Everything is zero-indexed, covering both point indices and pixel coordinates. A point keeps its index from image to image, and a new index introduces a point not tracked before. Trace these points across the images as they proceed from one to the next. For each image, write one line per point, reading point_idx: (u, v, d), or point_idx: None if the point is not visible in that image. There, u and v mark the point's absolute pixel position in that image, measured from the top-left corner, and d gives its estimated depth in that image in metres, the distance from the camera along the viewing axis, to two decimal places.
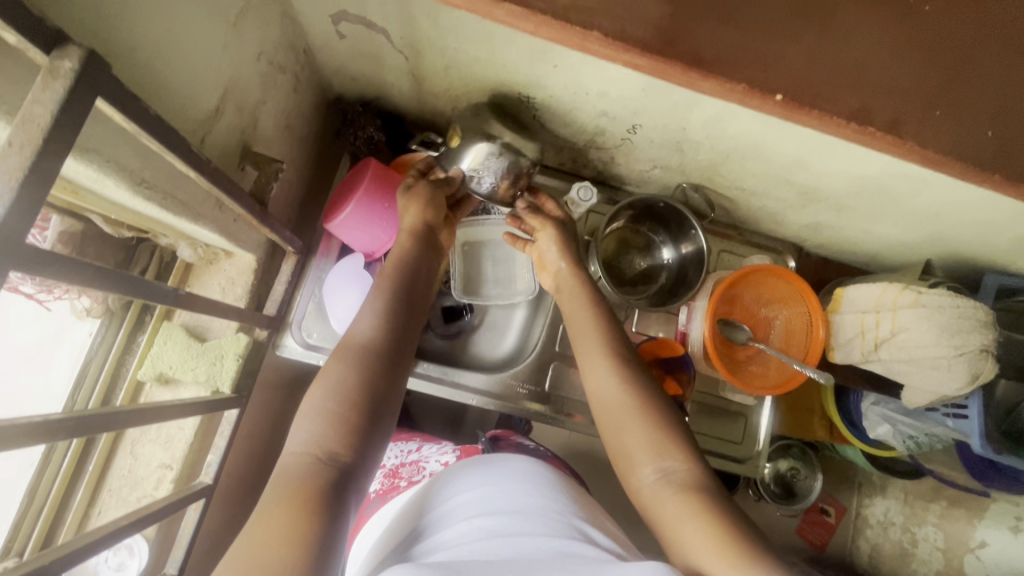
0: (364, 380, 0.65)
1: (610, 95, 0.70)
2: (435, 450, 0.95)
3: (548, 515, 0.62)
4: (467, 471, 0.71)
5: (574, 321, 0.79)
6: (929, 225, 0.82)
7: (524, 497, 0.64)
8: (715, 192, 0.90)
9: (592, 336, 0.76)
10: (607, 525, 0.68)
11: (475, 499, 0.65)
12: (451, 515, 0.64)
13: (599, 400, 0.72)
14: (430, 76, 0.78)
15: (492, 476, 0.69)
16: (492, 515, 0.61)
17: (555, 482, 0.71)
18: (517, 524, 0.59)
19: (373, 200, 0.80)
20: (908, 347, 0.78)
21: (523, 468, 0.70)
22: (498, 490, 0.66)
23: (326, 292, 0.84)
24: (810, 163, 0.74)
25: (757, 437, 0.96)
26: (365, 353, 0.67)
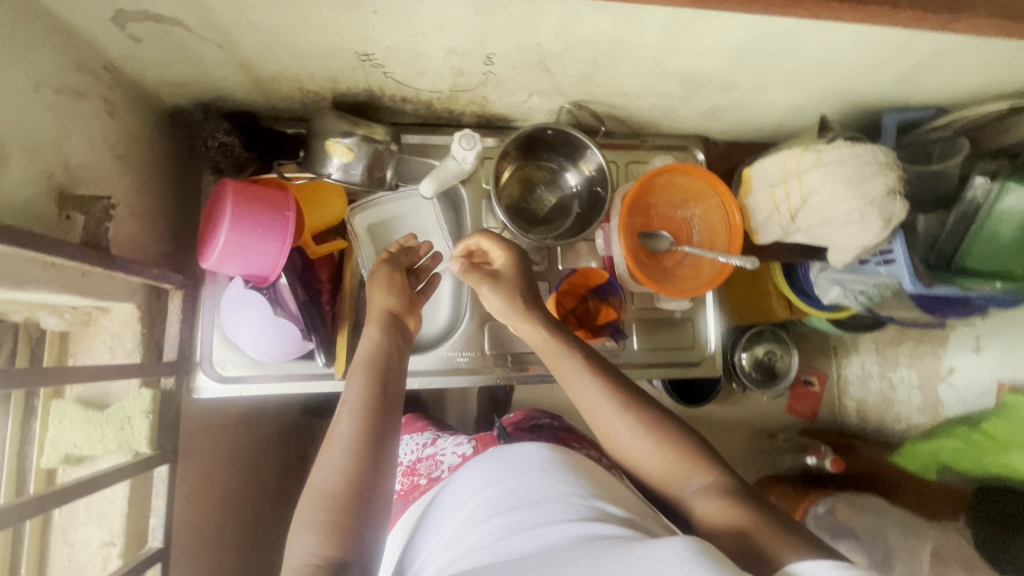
0: (351, 472, 0.58)
1: (447, 29, 0.64)
2: (449, 441, 0.93)
3: (566, 497, 0.59)
4: (484, 471, 0.67)
5: (558, 371, 0.72)
6: (816, 80, 0.79)
7: (541, 481, 0.61)
8: (602, 105, 0.86)
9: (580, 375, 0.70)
10: (620, 493, 0.65)
11: (492, 495, 0.62)
12: (468, 521, 0.61)
13: (603, 430, 0.69)
14: (257, 60, 0.70)
15: (506, 465, 0.65)
16: (510, 511, 0.58)
17: (572, 460, 0.67)
18: (535, 515, 0.56)
19: (246, 221, 0.72)
20: (821, 209, 0.77)
21: (538, 451, 0.66)
22: (515, 484, 0.62)
23: (224, 319, 0.78)
24: (677, 47, 0.70)
25: (708, 337, 0.96)
26: (352, 437, 0.61)
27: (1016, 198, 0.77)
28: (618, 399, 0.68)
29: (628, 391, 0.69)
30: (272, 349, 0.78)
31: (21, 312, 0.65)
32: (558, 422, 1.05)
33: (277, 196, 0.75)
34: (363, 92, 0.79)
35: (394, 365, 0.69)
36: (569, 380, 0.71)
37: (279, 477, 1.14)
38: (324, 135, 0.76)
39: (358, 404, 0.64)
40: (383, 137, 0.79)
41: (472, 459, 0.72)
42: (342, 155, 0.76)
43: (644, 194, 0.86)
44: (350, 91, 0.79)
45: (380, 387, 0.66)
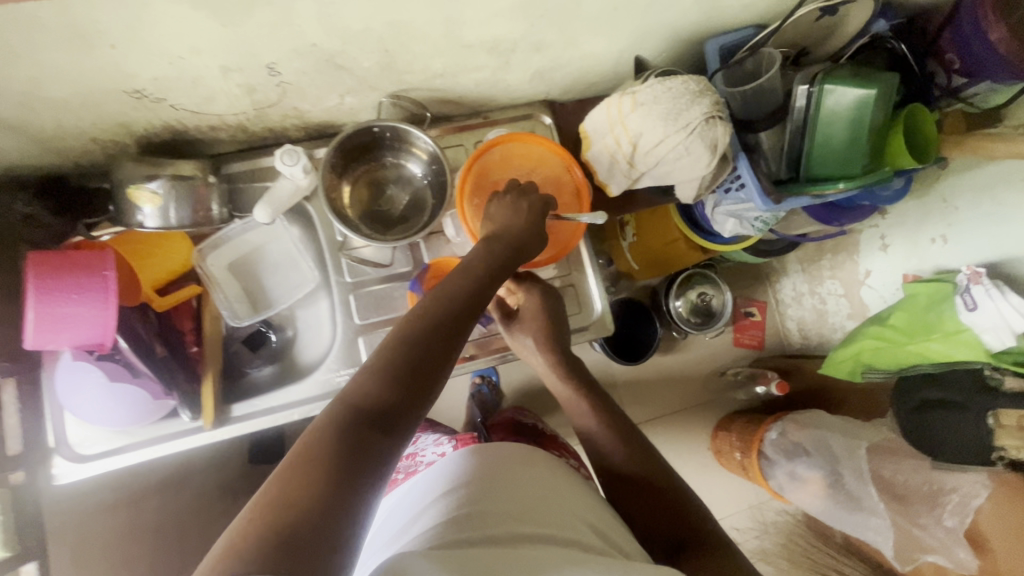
0: (369, 383, 0.51)
1: (204, 48, 0.61)
2: (431, 441, 0.94)
3: (540, 503, 0.64)
4: (465, 466, 0.69)
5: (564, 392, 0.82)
6: (623, 21, 0.78)
7: (519, 486, 0.65)
8: (424, 91, 0.83)
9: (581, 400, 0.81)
10: (578, 496, 0.70)
11: (468, 490, 0.65)
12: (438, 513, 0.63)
13: (588, 442, 0.81)
14: (23, 121, 0.66)
15: (488, 467, 0.68)
16: (492, 507, 0.61)
17: (542, 470, 0.72)
18: (511, 511, 0.61)
19: (58, 293, 0.68)
20: (653, 149, 0.76)
21: (516, 462, 0.71)
22: (495, 481, 0.66)
23: (64, 394, 0.74)
24: (461, 18, 0.68)
25: (593, 298, 0.95)
26: (394, 339, 0.55)
27: (837, 97, 0.78)
28: (614, 434, 0.79)
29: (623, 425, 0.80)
30: (123, 415, 0.74)
31: None
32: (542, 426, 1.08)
33: (90, 258, 0.71)
34: (164, 129, 0.75)
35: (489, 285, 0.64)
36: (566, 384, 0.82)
37: None
38: (126, 187, 0.72)
39: (406, 318, 0.57)
40: (195, 173, 0.75)
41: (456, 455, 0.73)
42: (149, 201, 0.72)
43: (486, 173, 0.84)
44: (149, 132, 0.74)
45: (449, 298, 0.60)
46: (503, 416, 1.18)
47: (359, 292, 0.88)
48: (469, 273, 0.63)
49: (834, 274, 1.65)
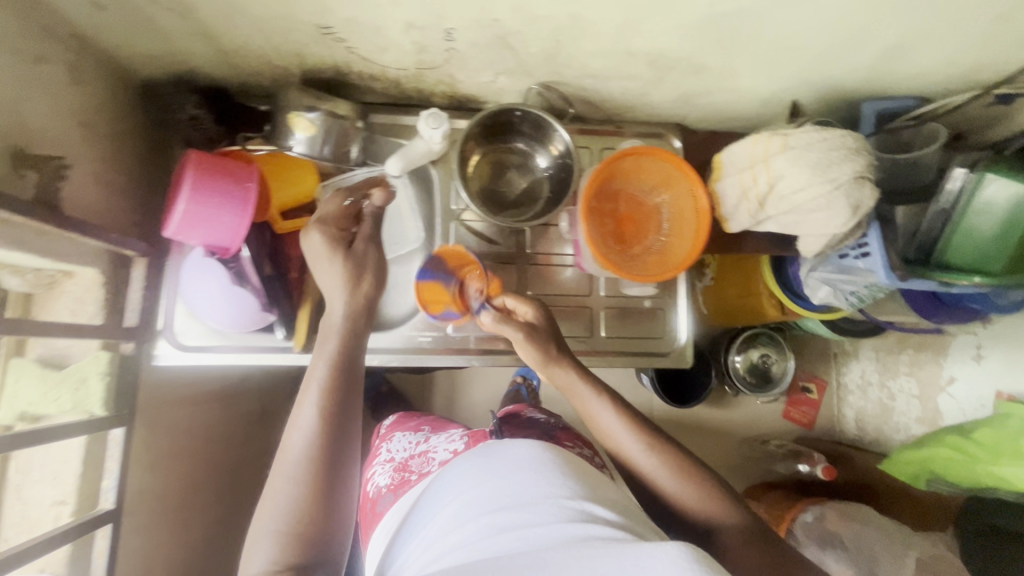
0: (309, 479, 0.59)
1: (402, 1, 0.64)
2: (443, 439, 0.92)
3: (555, 499, 0.58)
4: (473, 470, 0.66)
5: (578, 401, 0.73)
6: (789, 64, 0.77)
7: (531, 482, 0.60)
8: (572, 88, 0.85)
9: (607, 413, 0.70)
10: (610, 493, 0.64)
11: (480, 494, 0.61)
12: (456, 518, 0.61)
13: (621, 454, 0.69)
14: (221, 32, 0.71)
15: (495, 466, 0.64)
16: (505, 509, 0.58)
17: (565, 460, 0.66)
18: (524, 516, 0.56)
19: (206, 193, 0.73)
20: (788, 195, 0.75)
21: (528, 452, 0.65)
22: (505, 485, 0.61)
23: (184, 284, 0.79)
24: (639, 25, 0.69)
25: (679, 328, 0.94)
26: (318, 401, 0.64)
27: (996, 190, 0.74)
28: (642, 437, 0.68)
29: (650, 430, 0.69)
30: (231, 318, 0.79)
31: None
32: (558, 422, 1.05)
33: (238, 169, 0.76)
34: (331, 68, 0.80)
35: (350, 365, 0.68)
36: (578, 399, 0.73)
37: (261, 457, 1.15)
38: (286, 113, 0.76)
39: (321, 389, 0.65)
40: (347, 114, 0.79)
41: (463, 457, 0.70)
42: (304, 129, 0.77)
43: (612, 179, 0.85)
44: (318, 67, 0.79)
45: (347, 367, 0.68)
46: (515, 406, 1.14)
47: None
48: (360, 333, 0.71)
49: (911, 371, 1.55)
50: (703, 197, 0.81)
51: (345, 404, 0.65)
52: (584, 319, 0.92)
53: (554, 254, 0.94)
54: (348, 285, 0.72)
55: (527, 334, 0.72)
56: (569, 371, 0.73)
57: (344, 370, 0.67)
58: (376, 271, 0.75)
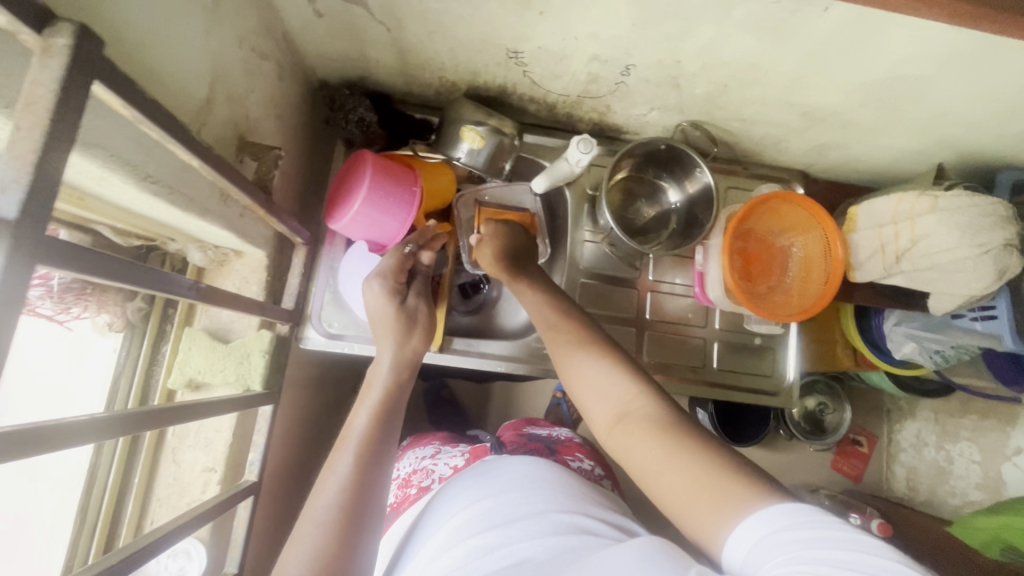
0: (339, 509, 0.58)
1: (600, 36, 0.69)
2: (449, 454, 0.87)
3: (544, 514, 0.58)
4: (475, 491, 0.65)
5: (564, 366, 0.67)
6: (938, 128, 0.80)
7: (519, 500, 0.60)
8: (716, 127, 0.89)
9: (593, 368, 0.64)
10: (615, 518, 0.62)
11: (482, 513, 0.60)
12: (457, 534, 0.59)
13: (617, 429, 0.59)
14: (413, 46, 0.76)
15: (494, 487, 0.64)
16: (494, 528, 0.56)
17: (555, 481, 0.66)
18: (510, 532, 0.55)
19: (380, 192, 0.78)
20: (930, 254, 0.78)
21: (519, 473, 0.66)
22: (493, 505, 0.61)
23: (341, 280, 0.84)
24: (811, 79, 0.73)
25: (787, 368, 0.96)
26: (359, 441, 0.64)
27: None
28: (638, 397, 0.60)
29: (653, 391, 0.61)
30: None
31: (176, 243, 0.71)
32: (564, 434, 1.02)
33: (407, 173, 0.80)
34: (497, 87, 0.84)
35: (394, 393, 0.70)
36: (569, 369, 0.67)
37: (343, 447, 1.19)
38: (458, 123, 0.82)
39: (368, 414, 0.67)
40: (509, 132, 0.84)
41: (471, 479, 0.69)
42: (472, 141, 0.82)
43: (747, 218, 0.88)
44: (485, 85, 0.84)
45: (386, 410, 0.68)
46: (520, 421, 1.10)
47: (586, 281, 0.95)
48: (399, 364, 0.73)
49: (973, 437, 1.51)
50: (840, 248, 0.83)
51: (382, 441, 0.65)
52: (699, 348, 0.95)
53: (664, 282, 0.97)
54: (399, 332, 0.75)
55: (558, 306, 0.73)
56: (585, 347, 0.67)
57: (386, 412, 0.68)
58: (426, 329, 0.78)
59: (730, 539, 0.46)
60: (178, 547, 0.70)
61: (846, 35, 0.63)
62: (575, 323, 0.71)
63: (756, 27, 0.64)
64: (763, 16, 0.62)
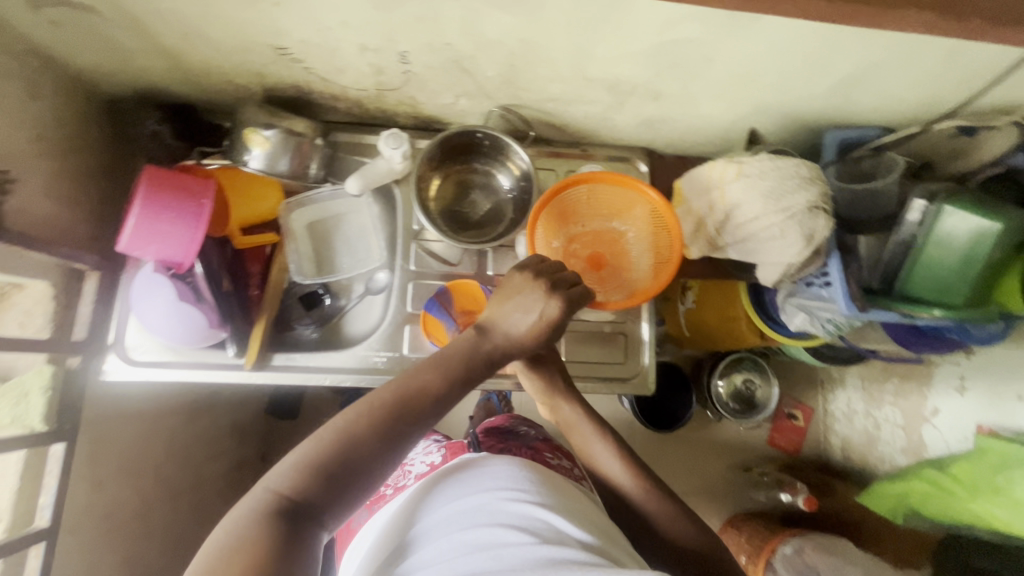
0: (370, 425, 0.52)
1: (352, 24, 0.65)
2: (421, 452, 0.84)
3: (533, 515, 0.57)
4: (433, 486, 0.64)
5: (580, 447, 0.76)
6: (748, 91, 0.77)
7: (509, 500, 0.58)
8: (534, 110, 0.85)
9: (607, 457, 0.74)
10: (588, 516, 0.61)
11: (452, 510, 0.59)
12: (422, 534, 0.58)
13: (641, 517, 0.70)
14: (180, 51, 0.72)
15: (470, 480, 0.62)
16: (473, 531, 0.55)
17: (541, 478, 0.64)
18: (499, 533, 0.54)
19: (160, 209, 0.73)
20: (743, 223, 0.74)
21: (506, 467, 0.64)
22: (478, 500, 0.59)
23: (133, 301, 0.79)
24: (591, 52, 0.69)
25: (642, 350, 0.93)
26: (447, 358, 0.60)
27: (955, 222, 0.73)
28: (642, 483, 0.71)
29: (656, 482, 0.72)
30: (177, 335, 0.79)
31: None
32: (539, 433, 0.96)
33: (193, 184, 0.75)
34: (294, 88, 0.80)
35: (457, 376, 0.59)
36: (613, 477, 0.73)
37: (226, 474, 1.17)
38: (243, 124, 0.77)
39: (443, 354, 0.60)
40: (307, 132, 0.80)
41: (432, 473, 0.67)
42: (260, 146, 0.77)
43: (567, 207, 0.85)
44: (279, 86, 0.80)
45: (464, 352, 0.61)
46: (497, 419, 1.05)
47: (418, 281, 0.90)
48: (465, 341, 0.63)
49: (897, 401, 1.49)
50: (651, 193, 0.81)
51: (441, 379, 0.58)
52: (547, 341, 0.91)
53: None
54: (530, 334, 0.63)
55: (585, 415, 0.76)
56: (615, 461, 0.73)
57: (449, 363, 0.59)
58: (541, 322, 0.62)
59: None
60: None
61: (591, 2, 0.60)
62: (619, 447, 0.74)
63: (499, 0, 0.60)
64: None
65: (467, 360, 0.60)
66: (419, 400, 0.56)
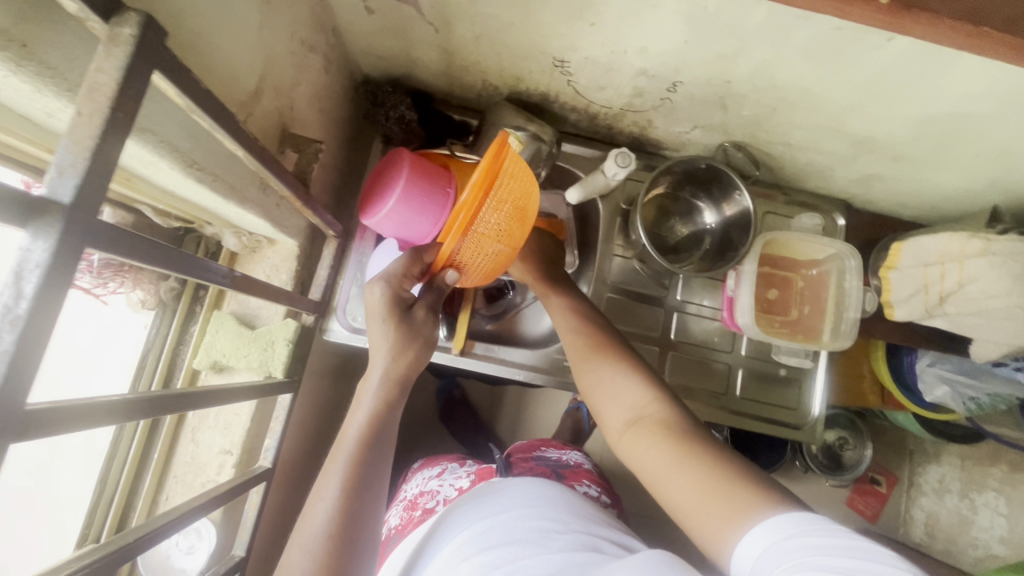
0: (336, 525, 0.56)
1: (649, 51, 0.67)
2: (455, 474, 0.82)
3: (551, 532, 0.58)
4: (463, 504, 0.67)
5: (580, 372, 0.71)
6: (998, 168, 0.76)
7: (526, 519, 0.60)
8: (759, 150, 0.87)
9: (610, 372, 0.68)
10: (614, 534, 0.62)
11: (473, 535, 0.60)
12: (453, 558, 0.59)
13: (628, 429, 0.62)
14: (460, 48, 0.76)
15: (490, 505, 0.64)
16: (488, 550, 0.56)
17: (561, 497, 0.66)
18: (525, 549, 0.55)
19: (415, 193, 0.77)
20: (977, 298, 0.74)
21: (522, 493, 0.65)
22: (501, 522, 0.60)
23: (368, 275, 0.84)
24: (866, 109, 0.70)
25: (812, 402, 0.93)
26: (361, 426, 0.63)
27: None
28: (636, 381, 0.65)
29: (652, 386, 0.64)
30: None
31: (213, 228, 0.72)
32: (576, 457, 0.98)
33: (441, 172, 0.79)
34: (540, 95, 0.84)
35: (371, 458, 0.61)
36: (601, 387, 0.67)
37: None
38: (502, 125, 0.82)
39: (360, 422, 0.63)
40: (550, 139, 0.83)
41: (453, 503, 0.69)
42: (510, 145, 0.81)
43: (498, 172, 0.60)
44: (528, 91, 0.83)
45: (379, 421, 0.64)
46: (525, 443, 1.05)
47: (613, 295, 0.94)
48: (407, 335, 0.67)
49: (1002, 488, 1.42)
50: (535, 187, 0.70)
51: (367, 455, 0.61)
52: (723, 373, 0.93)
53: (691, 302, 0.95)
54: (394, 347, 0.66)
55: (585, 326, 0.74)
56: (614, 367, 0.68)
57: (367, 437, 0.62)
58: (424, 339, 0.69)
59: (742, 546, 0.46)
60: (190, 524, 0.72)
61: (909, 67, 0.61)
62: (609, 347, 0.70)
63: (813, 52, 0.62)
64: (824, 42, 0.59)
65: (369, 419, 0.64)
66: (353, 495, 0.58)
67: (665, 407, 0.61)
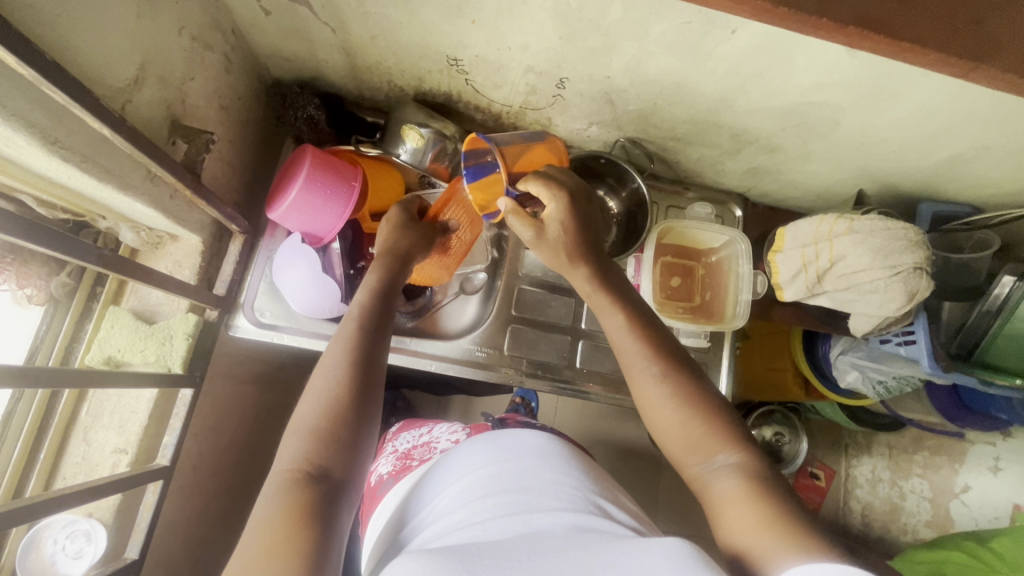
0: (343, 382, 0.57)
1: (531, 48, 0.72)
2: (447, 429, 0.81)
3: (565, 487, 0.53)
4: (471, 449, 0.61)
5: (627, 368, 0.63)
6: (861, 155, 0.84)
7: (537, 469, 0.55)
8: (654, 146, 0.93)
9: (660, 391, 0.60)
10: (627, 506, 0.58)
11: (481, 477, 0.55)
12: (456, 500, 0.54)
13: (682, 451, 0.58)
14: (360, 48, 0.79)
15: (500, 447, 0.59)
16: (506, 493, 0.51)
17: (571, 455, 0.60)
18: (530, 498, 0.50)
19: (319, 184, 0.78)
20: (849, 274, 0.80)
21: (536, 440, 0.60)
22: (512, 467, 0.55)
23: (275, 268, 0.84)
24: (732, 101, 0.76)
25: (719, 385, 0.97)
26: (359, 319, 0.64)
27: None
28: (695, 401, 0.59)
29: (716, 410, 0.59)
30: (309, 303, 0.83)
31: (108, 222, 0.72)
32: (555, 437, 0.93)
33: (347, 164, 0.81)
34: (445, 94, 0.87)
35: (374, 336, 0.62)
36: (651, 394, 0.60)
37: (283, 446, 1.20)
38: (404, 120, 0.86)
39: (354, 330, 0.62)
40: (455, 135, 0.87)
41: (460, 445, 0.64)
42: (413, 140, 0.85)
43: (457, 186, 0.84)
44: (432, 91, 0.87)
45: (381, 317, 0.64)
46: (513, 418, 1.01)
47: (523, 287, 0.97)
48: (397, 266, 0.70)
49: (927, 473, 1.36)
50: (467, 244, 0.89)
51: (372, 335, 0.62)
52: None
53: None
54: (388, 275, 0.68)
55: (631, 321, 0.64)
56: (662, 384, 0.60)
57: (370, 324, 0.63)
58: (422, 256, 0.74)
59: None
60: (79, 526, 0.70)
61: (756, 58, 0.67)
62: (662, 361, 0.61)
63: (672, 45, 0.67)
64: (677, 36, 0.65)
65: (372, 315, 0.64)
66: (358, 365, 0.59)
67: (733, 443, 0.56)
